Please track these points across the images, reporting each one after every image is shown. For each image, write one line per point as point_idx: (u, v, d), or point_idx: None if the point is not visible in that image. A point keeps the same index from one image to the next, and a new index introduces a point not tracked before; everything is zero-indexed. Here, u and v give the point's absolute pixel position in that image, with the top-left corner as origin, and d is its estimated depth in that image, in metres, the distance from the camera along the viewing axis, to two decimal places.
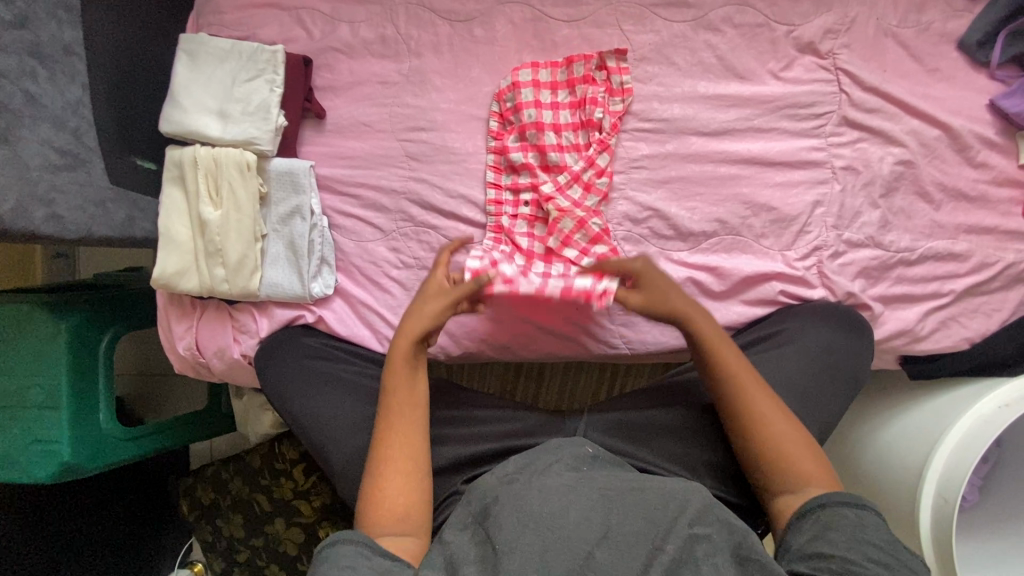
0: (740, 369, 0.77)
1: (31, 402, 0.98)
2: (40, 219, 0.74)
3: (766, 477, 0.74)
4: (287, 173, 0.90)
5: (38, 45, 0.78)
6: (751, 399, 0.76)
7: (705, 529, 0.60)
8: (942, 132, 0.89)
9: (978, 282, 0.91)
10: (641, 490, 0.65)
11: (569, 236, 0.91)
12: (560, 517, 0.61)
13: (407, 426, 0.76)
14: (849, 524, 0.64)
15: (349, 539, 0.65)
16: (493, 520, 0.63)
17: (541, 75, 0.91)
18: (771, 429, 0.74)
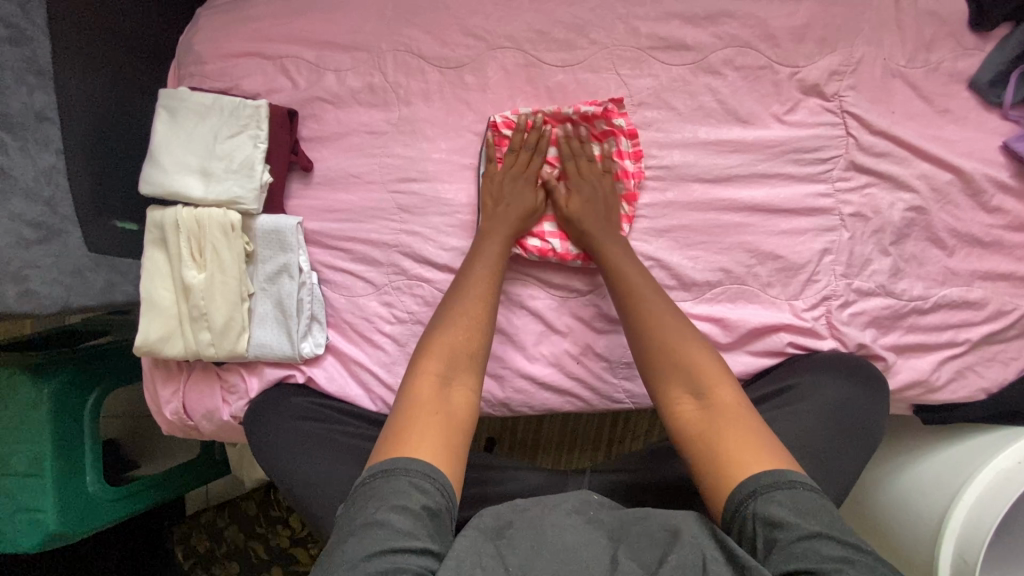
0: (659, 305, 0.77)
1: (14, 468, 0.94)
2: (12, 297, 0.71)
3: (686, 407, 0.69)
4: (273, 231, 0.86)
5: (6, 116, 0.72)
6: (670, 332, 0.74)
7: (710, 543, 0.55)
8: (954, 176, 0.85)
9: (995, 330, 0.87)
10: (645, 518, 0.61)
11: (568, 252, 0.89)
12: (573, 553, 0.55)
13: (456, 355, 0.70)
14: (789, 513, 0.56)
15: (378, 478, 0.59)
16: (507, 540, 0.57)
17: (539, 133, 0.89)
18: (684, 354, 0.72)
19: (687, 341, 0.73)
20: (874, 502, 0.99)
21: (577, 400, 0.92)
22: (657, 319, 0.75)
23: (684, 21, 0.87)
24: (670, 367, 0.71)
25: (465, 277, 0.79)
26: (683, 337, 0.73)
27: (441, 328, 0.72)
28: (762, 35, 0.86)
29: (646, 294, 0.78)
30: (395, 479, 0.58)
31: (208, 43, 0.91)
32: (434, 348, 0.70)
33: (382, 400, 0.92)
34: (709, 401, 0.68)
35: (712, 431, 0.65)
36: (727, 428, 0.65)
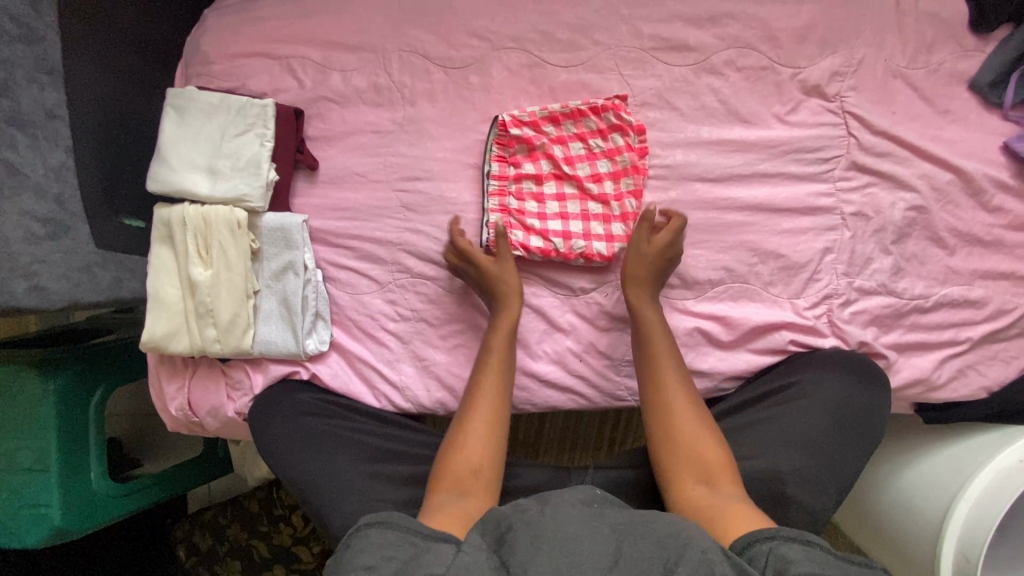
0: (682, 392, 0.78)
1: (19, 464, 0.95)
2: (20, 292, 0.71)
3: (695, 492, 0.70)
4: (279, 229, 0.87)
5: (17, 111, 0.73)
6: (687, 422, 0.76)
7: (721, 555, 0.55)
8: (955, 175, 0.86)
9: (996, 329, 0.88)
10: (651, 521, 0.60)
11: (571, 249, 0.88)
12: (575, 546, 0.56)
13: (474, 467, 0.72)
14: (807, 557, 0.54)
15: (391, 526, 0.59)
16: (506, 546, 0.57)
17: (546, 129, 0.89)
18: (698, 445, 0.73)
19: (698, 432, 0.75)
20: (878, 500, 0.99)
21: (580, 398, 0.92)
22: (675, 409, 0.77)
23: (687, 22, 0.88)
24: (681, 456, 0.73)
25: (474, 386, 0.81)
26: (694, 428, 0.75)
27: (458, 441, 0.75)
28: (764, 36, 0.87)
29: (667, 379, 0.80)
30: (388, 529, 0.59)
31: (216, 43, 0.92)
32: (450, 467, 0.72)
33: (386, 397, 0.93)
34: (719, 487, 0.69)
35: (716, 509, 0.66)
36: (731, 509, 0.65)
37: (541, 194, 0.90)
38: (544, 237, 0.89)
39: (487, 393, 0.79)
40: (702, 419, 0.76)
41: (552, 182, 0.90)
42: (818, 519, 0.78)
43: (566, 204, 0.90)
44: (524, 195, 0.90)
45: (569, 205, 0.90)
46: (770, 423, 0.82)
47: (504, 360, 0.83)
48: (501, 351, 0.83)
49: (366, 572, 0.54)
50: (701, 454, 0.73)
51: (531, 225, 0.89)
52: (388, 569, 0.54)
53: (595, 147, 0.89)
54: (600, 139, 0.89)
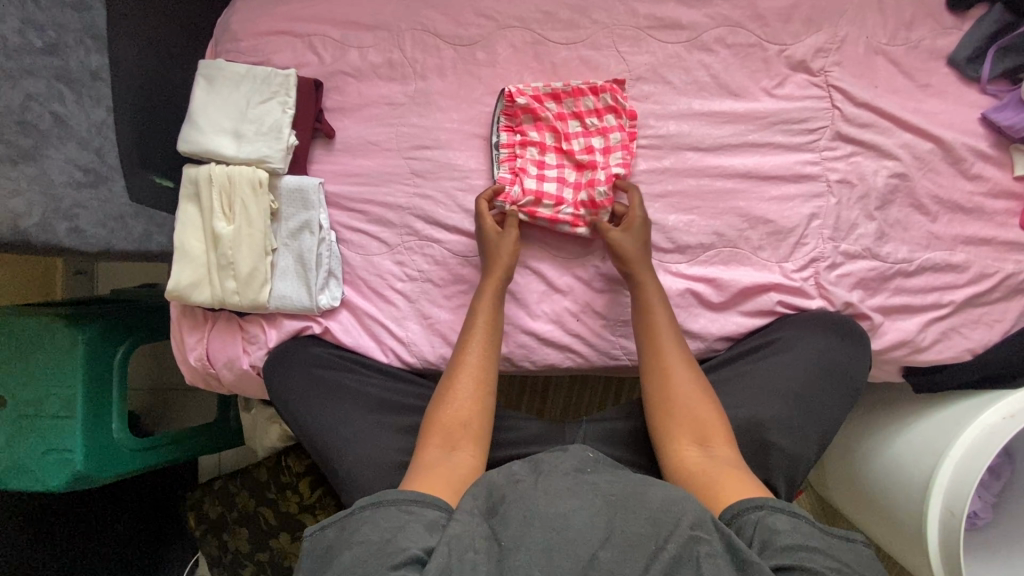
0: (678, 362, 0.82)
1: (47, 411, 1.01)
2: (62, 232, 0.78)
3: (689, 453, 0.75)
4: (297, 190, 0.93)
5: (66, 71, 0.82)
6: (683, 390, 0.79)
7: (706, 533, 0.58)
8: (935, 145, 0.91)
9: (978, 293, 0.91)
10: (643, 493, 0.63)
11: (558, 217, 0.93)
12: (566, 519, 0.60)
13: (462, 424, 0.77)
14: (790, 527, 0.60)
15: (393, 501, 0.64)
16: (500, 517, 0.62)
17: (549, 105, 0.94)
18: (696, 410, 0.77)
19: (693, 399, 0.78)
20: (867, 465, 1.01)
21: (577, 357, 0.97)
22: (671, 378, 0.81)
23: (679, 3, 0.94)
24: (678, 420, 0.78)
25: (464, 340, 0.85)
26: (691, 395, 0.79)
27: (444, 403, 0.79)
28: (751, 15, 0.93)
29: (668, 350, 0.83)
30: (387, 506, 0.63)
31: (244, 22, 1.00)
32: (440, 423, 0.77)
33: (392, 352, 0.98)
34: (713, 450, 0.73)
35: (707, 471, 0.70)
36: (722, 472, 0.69)
37: (540, 163, 0.95)
38: (535, 201, 0.93)
39: (475, 352, 0.83)
40: (699, 387, 0.80)
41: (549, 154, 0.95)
42: (800, 466, 0.81)
43: (561, 175, 0.95)
44: (524, 162, 0.95)
45: (566, 175, 0.95)
46: (755, 375, 0.86)
47: (490, 327, 0.86)
48: (489, 316, 0.86)
49: (375, 543, 0.59)
50: (697, 418, 0.77)
51: (526, 185, 0.93)
52: (396, 539, 0.59)
53: (592, 124, 0.94)
54: (596, 117, 0.94)
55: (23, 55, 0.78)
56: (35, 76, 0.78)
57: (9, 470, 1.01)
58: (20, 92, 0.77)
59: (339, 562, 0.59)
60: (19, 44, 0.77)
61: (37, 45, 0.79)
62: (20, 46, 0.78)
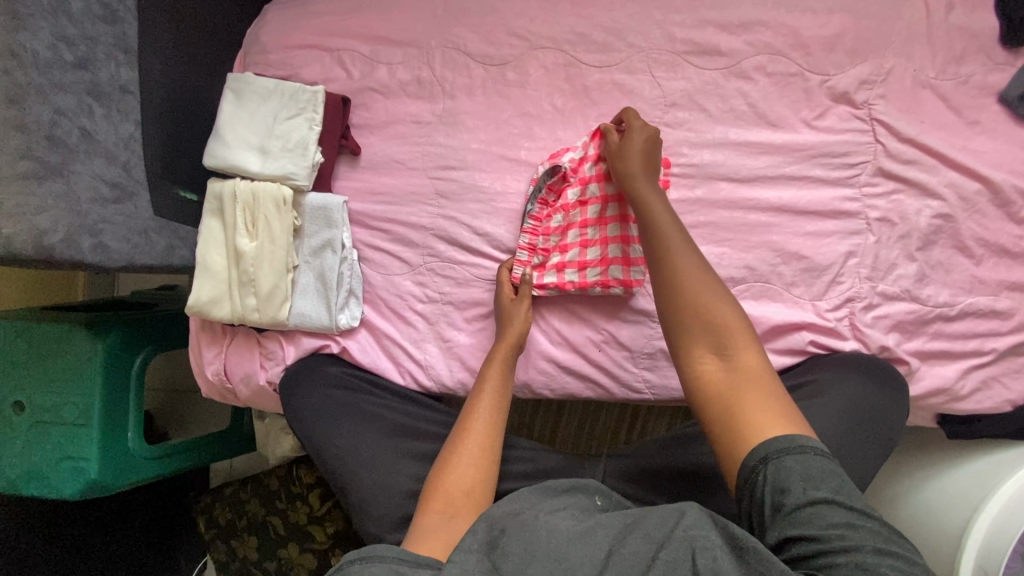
0: (694, 260, 0.72)
1: (64, 418, 1.01)
2: (87, 248, 0.78)
3: (707, 364, 0.67)
4: (321, 208, 0.92)
5: (96, 85, 0.81)
6: (700, 286, 0.70)
7: (702, 532, 0.56)
8: (983, 186, 0.87)
9: (1021, 341, 0.87)
10: (643, 516, 0.61)
11: (586, 280, 0.90)
12: (568, 549, 0.59)
13: (466, 488, 0.72)
14: (797, 480, 0.57)
15: (383, 556, 0.59)
16: (501, 551, 0.60)
17: (578, 162, 0.91)
18: (715, 312, 0.69)
19: (705, 297, 0.70)
20: (893, 512, 0.98)
21: (597, 387, 0.94)
22: (681, 280, 0.71)
23: (719, 28, 0.91)
24: (694, 327, 0.69)
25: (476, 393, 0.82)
26: (703, 294, 0.70)
27: (447, 466, 0.75)
28: (794, 44, 0.90)
29: (682, 258, 0.73)
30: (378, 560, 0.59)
31: (274, 35, 0.99)
32: (443, 483, 0.73)
33: (410, 375, 0.96)
34: (733, 361, 0.66)
35: (727, 393, 0.65)
36: (743, 392, 0.64)
37: (568, 224, 0.92)
38: (562, 269, 0.92)
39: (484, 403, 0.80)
40: (712, 282, 0.71)
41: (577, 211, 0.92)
42: None
43: (589, 231, 0.91)
44: (549, 226, 0.92)
45: (594, 233, 0.91)
46: None
47: (500, 391, 0.82)
48: (498, 378, 0.83)
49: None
50: (711, 318, 0.68)
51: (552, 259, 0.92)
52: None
53: None
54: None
55: (53, 69, 0.77)
56: (64, 92, 0.78)
57: (24, 474, 1.01)
58: (49, 107, 0.76)
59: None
60: (51, 58, 0.77)
61: (68, 59, 0.78)
62: (50, 61, 0.77)
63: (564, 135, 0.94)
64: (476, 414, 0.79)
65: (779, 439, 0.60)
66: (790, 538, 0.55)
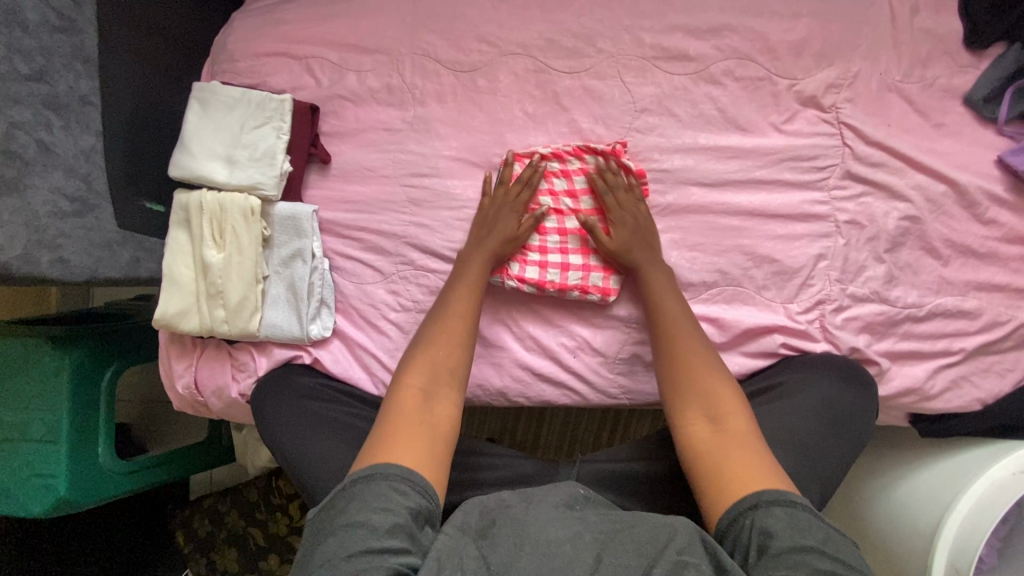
0: (694, 338, 0.81)
1: (31, 435, 0.99)
2: (46, 263, 0.76)
3: (697, 427, 0.72)
4: (290, 218, 0.91)
5: (54, 96, 0.79)
6: (697, 362, 0.78)
7: (693, 557, 0.56)
8: (949, 188, 0.88)
9: (989, 341, 0.88)
10: (632, 524, 0.61)
11: (567, 283, 0.90)
12: (557, 546, 0.59)
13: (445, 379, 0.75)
14: (784, 526, 0.58)
15: (385, 476, 0.62)
16: (489, 540, 0.60)
17: (552, 164, 0.92)
18: (709, 384, 0.75)
19: (702, 372, 0.77)
20: (869, 513, 0.98)
21: (572, 394, 0.94)
22: (681, 355, 0.79)
23: (687, 33, 0.92)
24: (691, 393, 0.75)
25: (451, 286, 0.85)
26: (699, 371, 0.77)
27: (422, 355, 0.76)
28: (761, 48, 0.90)
29: (682, 339, 0.81)
30: (378, 480, 0.62)
31: (241, 43, 0.98)
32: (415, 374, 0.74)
33: (384, 384, 0.95)
34: (721, 424, 0.71)
35: (712, 448, 0.69)
36: (729, 445, 0.68)
37: (543, 229, 0.92)
38: (542, 269, 0.91)
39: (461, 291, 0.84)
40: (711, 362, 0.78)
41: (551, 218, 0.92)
42: None
43: (566, 237, 0.92)
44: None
45: (570, 240, 0.92)
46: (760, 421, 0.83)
47: (470, 297, 0.83)
48: (473, 279, 0.85)
49: (363, 530, 0.57)
50: (707, 390, 0.75)
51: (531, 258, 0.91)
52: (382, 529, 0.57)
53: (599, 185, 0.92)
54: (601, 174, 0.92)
55: (10, 82, 0.75)
56: (21, 105, 0.75)
57: None
58: (4, 120, 0.74)
59: (324, 547, 0.57)
60: (6, 71, 0.74)
61: (23, 71, 0.76)
62: (5, 73, 0.74)
63: (536, 140, 0.94)
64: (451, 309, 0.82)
65: (773, 492, 0.62)
66: None
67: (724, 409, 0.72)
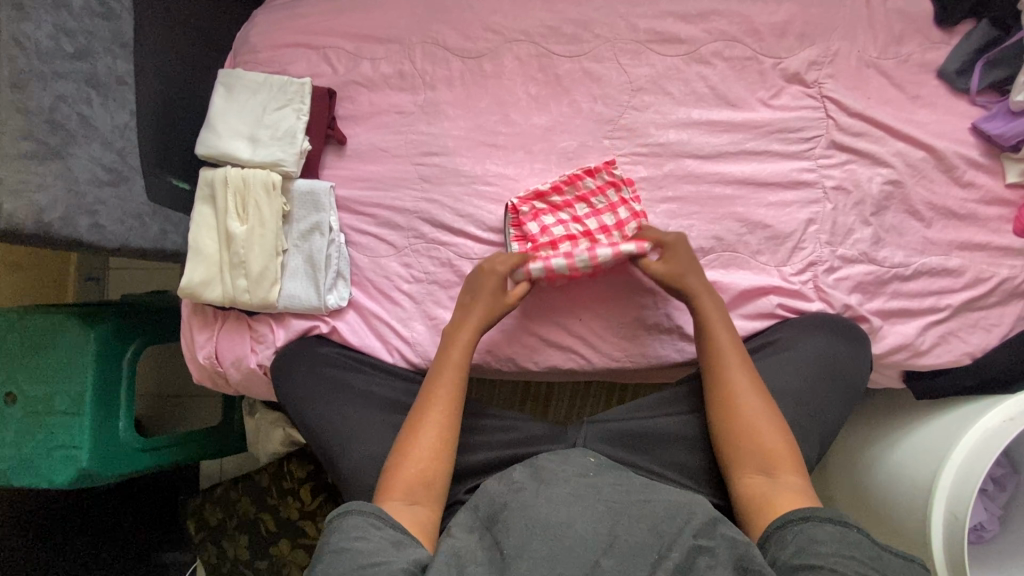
0: (744, 379, 0.83)
1: (55, 408, 1.02)
2: (83, 227, 0.81)
3: (753, 480, 0.77)
4: (309, 193, 0.97)
5: (94, 75, 0.86)
6: (749, 407, 0.81)
7: (707, 541, 0.63)
8: (928, 154, 0.94)
9: (975, 297, 0.93)
10: (648, 502, 0.68)
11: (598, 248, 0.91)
12: (566, 527, 0.65)
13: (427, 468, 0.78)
14: (830, 538, 0.63)
15: (360, 511, 0.70)
16: (501, 526, 0.67)
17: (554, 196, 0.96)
18: (762, 436, 0.79)
19: (754, 423, 0.80)
20: (870, 473, 1.00)
21: (579, 358, 0.98)
22: (733, 401, 0.82)
23: (678, 18, 0.99)
24: (747, 445, 0.79)
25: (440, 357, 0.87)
26: (753, 420, 0.80)
27: (408, 447, 0.79)
28: (747, 30, 0.97)
29: (732, 380, 0.83)
30: (354, 515, 0.70)
31: (263, 35, 1.05)
32: (401, 471, 0.78)
33: (398, 352, 0.99)
34: (776, 477, 0.76)
35: (765, 499, 0.74)
36: (783, 497, 0.73)
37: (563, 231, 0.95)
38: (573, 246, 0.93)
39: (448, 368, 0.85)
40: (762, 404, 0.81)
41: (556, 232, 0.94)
42: (800, 462, 0.83)
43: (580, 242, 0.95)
44: (538, 243, 0.94)
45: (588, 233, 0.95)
46: (757, 376, 0.87)
47: (456, 374, 0.85)
48: (458, 356, 0.86)
49: (351, 555, 0.65)
50: (759, 444, 0.78)
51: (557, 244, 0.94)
52: (368, 552, 0.65)
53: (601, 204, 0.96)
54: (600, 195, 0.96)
55: (55, 59, 0.82)
56: (65, 80, 0.82)
57: (16, 465, 1.02)
58: (51, 94, 0.81)
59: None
60: (51, 48, 0.82)
61: (68, 50, 0.84)
62: (52, 51, 0.82)
63: (539, 119, 1.00)
64: (438, 387, 0.84)
65: (826, 510, 0.67)
66: (806, 566, 0.61)
67: (775, 462, 0.77)
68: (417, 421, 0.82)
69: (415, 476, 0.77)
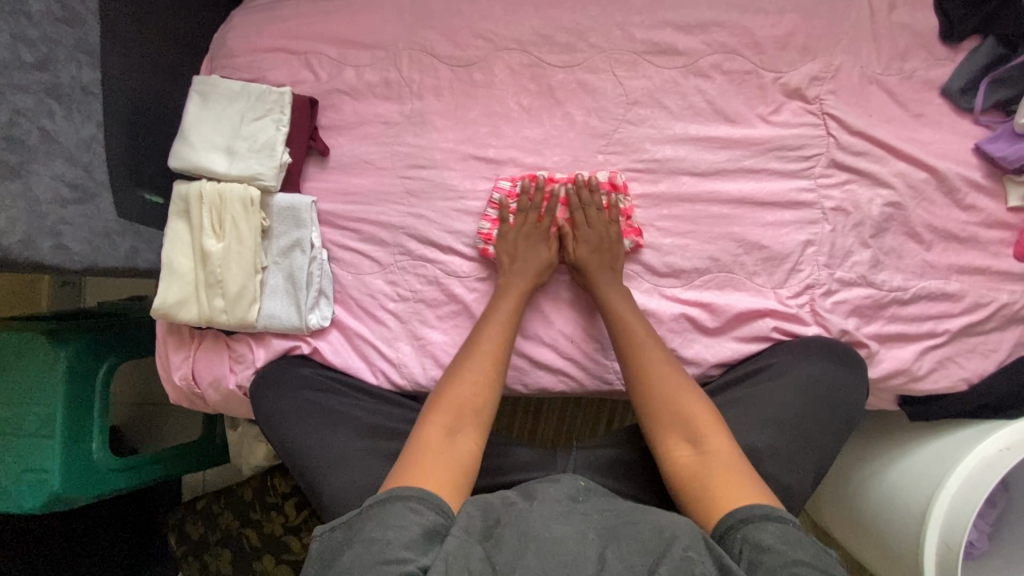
0: (655, 353, 0.84)
1: (25, 430, 0.98)
2: (46, 249, 0.77)
3: (681, 451, 0.75)
4: (289, 208, 0.92)
5: (56, 85, 0.81)
6: (664, 382, 0.80)
7: (699, 555, 0.58)
8: (929, 174, 0.91)
9: (973, 321, 0.91)
10: (636, 521, 0.63)
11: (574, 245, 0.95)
12: (561, 545, 0.59)
13: (475, 405, 0.77)
14: (774, 538, 0.60)
15: (400, 496, 0.63)
16: (495, 541, 0.61)
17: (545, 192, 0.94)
18: (680, 403, 0.78)
19: (672, 397, 0.79)
20: (863, 498, 0.99)
21: (570, 380, 0.95)
22: (648, 377, 0.82)
23: (676, 29, 0.95)
24: (668, 416, 0.78)
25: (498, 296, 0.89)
26: (670, 395, 0.79)
27: (456, 379, 0.79)
28: (747, 43, 0.94)
29: (647, 355, 0.83)
30: (394, 503, 0.63)
31: (241, 39, 0.99)
32: (450, 397, 0.76)
33: (383, 374, 0.96)
34: (702, 445, 0.74)
35: (696, 474, 0.72)
36: (709, 466, 0.71)
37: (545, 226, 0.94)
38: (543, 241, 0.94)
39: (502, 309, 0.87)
40: (678, 377, 0.81)
41: (555, 224, 0.94)
42: (794, 494, 0.81)
43: (575, 248, 0.95)
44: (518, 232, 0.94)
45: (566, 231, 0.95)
46: (751, 401, 0.85)
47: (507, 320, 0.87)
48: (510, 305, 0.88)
49: (378, 544, 0.59)
50: (681, 413, 0.77)
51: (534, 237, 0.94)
52: (399, 543, 0.58)
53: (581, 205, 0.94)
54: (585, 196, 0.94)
55: (14, 70, 0.77)
56: (25, 92, 0.78)
57: None
58: (7, 108, 0.76)
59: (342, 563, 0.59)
60: (11, 60, 0.77)
61: (27, 61, 0.79)
62: (10, 62, 0.77)
63: (531, 132, 0.96)
64: (490, 330, 0.85)
65: (760, 506, 0.64)
66: None
67: (701, 428, 0.75)
68: (464, 363, 0.81)
69: (460, 406, 0.76)
